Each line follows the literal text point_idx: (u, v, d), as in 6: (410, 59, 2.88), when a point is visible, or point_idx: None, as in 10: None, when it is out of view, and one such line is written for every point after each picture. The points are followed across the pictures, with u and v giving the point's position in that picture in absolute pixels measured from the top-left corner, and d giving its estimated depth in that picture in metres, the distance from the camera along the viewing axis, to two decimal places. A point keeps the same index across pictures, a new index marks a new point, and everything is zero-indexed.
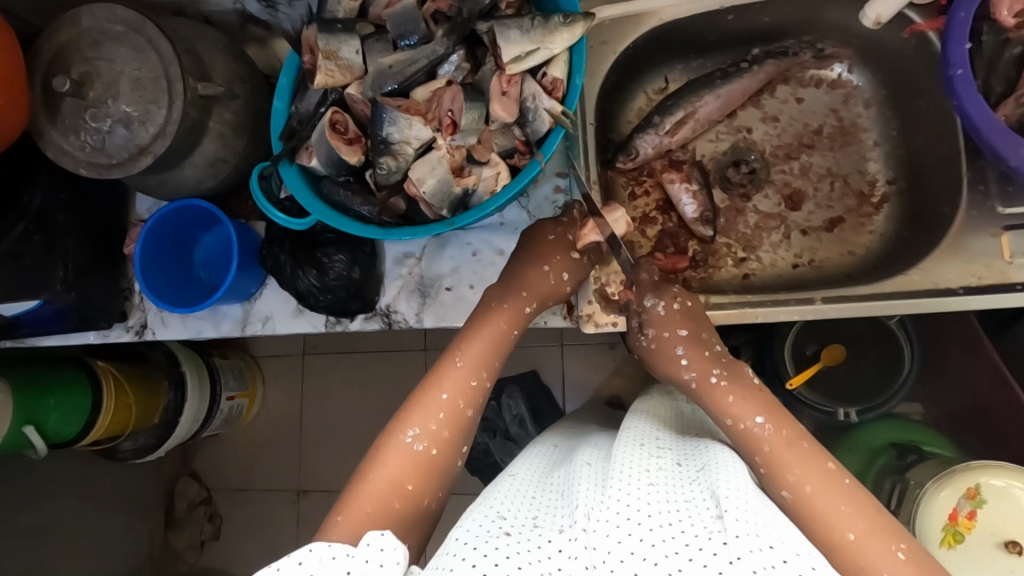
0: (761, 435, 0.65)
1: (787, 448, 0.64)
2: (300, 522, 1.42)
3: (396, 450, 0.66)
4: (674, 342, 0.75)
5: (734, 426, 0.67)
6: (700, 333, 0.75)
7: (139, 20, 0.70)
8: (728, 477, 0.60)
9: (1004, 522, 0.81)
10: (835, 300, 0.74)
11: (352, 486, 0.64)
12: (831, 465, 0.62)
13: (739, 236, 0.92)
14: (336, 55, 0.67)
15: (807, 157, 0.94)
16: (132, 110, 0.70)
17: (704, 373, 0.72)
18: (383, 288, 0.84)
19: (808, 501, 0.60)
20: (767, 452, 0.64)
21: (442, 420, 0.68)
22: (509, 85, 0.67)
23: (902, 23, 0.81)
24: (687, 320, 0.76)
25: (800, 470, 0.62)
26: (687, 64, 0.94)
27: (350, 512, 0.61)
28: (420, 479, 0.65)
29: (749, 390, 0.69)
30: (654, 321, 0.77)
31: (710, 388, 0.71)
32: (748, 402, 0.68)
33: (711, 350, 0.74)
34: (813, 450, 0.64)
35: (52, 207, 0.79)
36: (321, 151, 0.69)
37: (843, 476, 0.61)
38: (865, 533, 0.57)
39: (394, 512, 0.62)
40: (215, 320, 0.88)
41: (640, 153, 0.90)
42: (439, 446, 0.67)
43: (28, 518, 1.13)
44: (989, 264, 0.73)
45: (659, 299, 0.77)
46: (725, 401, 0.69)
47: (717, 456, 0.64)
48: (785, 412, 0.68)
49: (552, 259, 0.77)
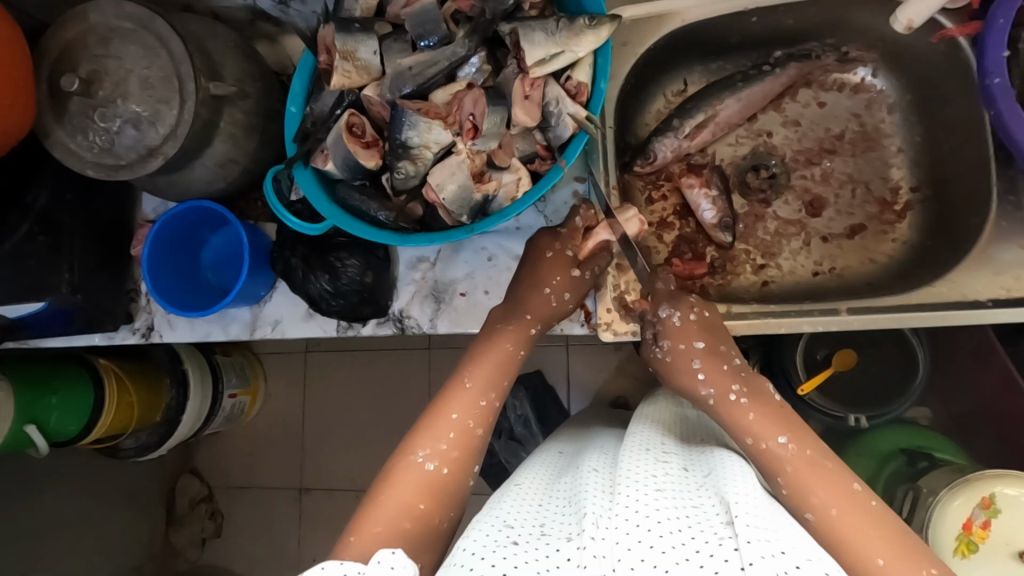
0: (783, 455, 0.63)
1: (810, 470, 0.62)
2: (302, 520, 1.41)
3: (408, 471, 0.64)
4: (690, 355, 0.73)
5: (755, 445, 0.65)
6: (718, 346, 0.74)
7: (148, 17, 0.68)
8: (737, 481, 0.58)
9: (1019, 532, 0.79)
10: (860, 311, 0.73)
11: (363, 509, 0.63)
12: (857, 485, 0.60)
13: (758, 242, 0.91)
14: (354, 56, 0.65)
15: (828, 163, 0.92)
16: (142, 110, 0.68)
17: (722, 390, 0.70)
18: (397, 292, 0.82)
19: (834, 524, 0.58)
20: (791, 473, 0.62)
21: (452, 440, 0.67)
22: (532, 89, 0.65)
23: (931, 28, 0.79)
24: (703, 332, 0.75)
25: (824, 493, 0.60)
26: (707, 66, 0.92)
27: (363, 533, 0.59)
28: (431, 498, 0.63)
29: (768, 408, 0.67)
30: (668, 333, 0.75)
31: (730, 406, 0.69)
32: (769, 421, 0.65)
33: (730, 364, 0.72)
34: (838, 470, 0.62)
35: (57, 207, 0.77)
36: (338, 154, 0.67)
37: (870, 499, 0.59)
38: (894, 559, 0.55)
39: (405, 532, 0.60)
40: (223, 323, 0.86)
41: (658, 156, 0.89)
42: (450, 465, 0.66)
43: (28, 516, 1.11)
44: (1019, 276, 0.72)
45: (674, 310, 0.75)
46: (746, 418, 0.67)
47: (725, 461, 0.63)
48: (807, 430, 0.66)
49: (553, 281, 0.76)
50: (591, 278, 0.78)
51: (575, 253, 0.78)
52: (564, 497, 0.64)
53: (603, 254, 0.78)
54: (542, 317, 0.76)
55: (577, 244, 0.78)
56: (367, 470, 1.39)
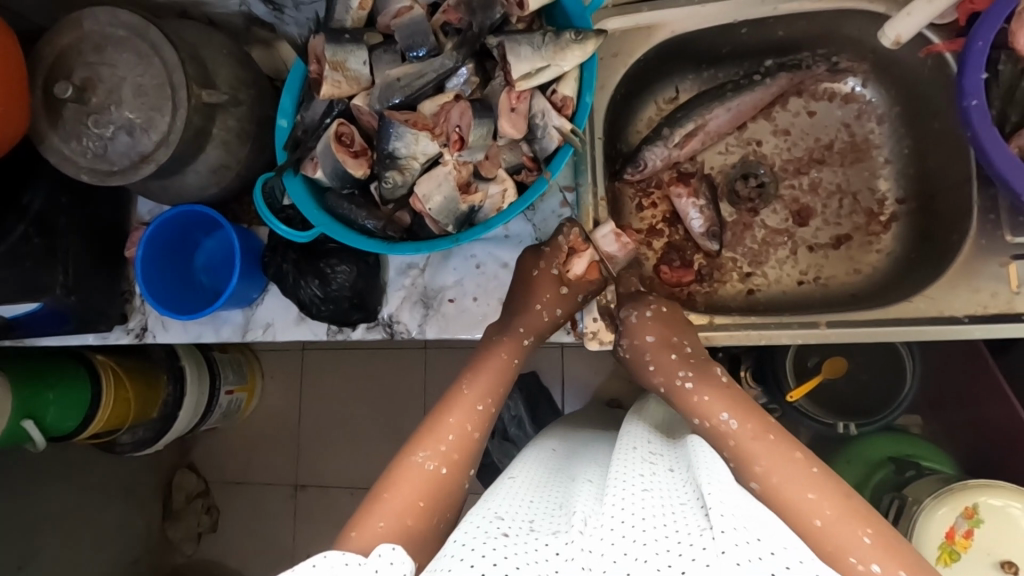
0: (727, 431, 0.65)
1: (753, 440, 0.63)
2: (298, 516, 1.42)
3: (408, 470, 0.65)
4: (645, 348, 0.76)
5: (702, 424, 0.67)
6: (671, 337, 0.76)
7: (142, 25, 0.69)
8: (716, 470, 0.58)
9: (1002, 542, 0.80)
10: (839, 325, 0.75)
11: (365, 506, 0.63)
12: (800, 454, 0.62)
13: (745, 252, 0.93)
14: (344, 66, 0.66)
15: (817, 173, 0.94)
16: (134, 117, 0.69)
17: (671, 376, 0.73)
18: (387, 298, 0.84)
19: (772, 490, 0.59)
20: (734, 445, 0.64)
21: (451, 442, 0.68)
22: (518, 102, 0.66)
23: (920, 43, 0.80)
24: (658, 326, 0.77)
25: (767, 461, 0.61)
26: (699, 75, 0.93)
27: (364, 528, 0.60)
28: (431, 496, 0.64)
29: (717, 387, 0.69)
30: (627, 331, 0.78)
31: (678, 390, 0.71)
32: (715, 400, 0.68)
33: (681, 352, 0.75)
34: (780, 441, 0.63)
35: (53, 210, 0.78)
36: (327, 163, 0.68)
37: (812, 465, 0.60)
38: (831, 519, 0.56)
39: (407, 529, 0.61)
40: (215, 325, 0.87)
41: (648, 165, 0.90)
42: (449, 466, 0.67)
43: (25, 512, 1.13)
44: (996, 292, 0.73)
45: (631, 310, 0.79)
46: (695, 400, 0.69)
47: (702, 449, 0.62)
48: (756, 407, 0.68)
49: (544, 298, 0.78)
50: (581, 300, 0.80)
51: (560, 272, 0.78)
52: (555, 501, 0.64)
53: (597, 277, 0.80)
54: (536, 329, 0.78)
55: (562, 263, 0.79)
56: (363, 468, 1.40)
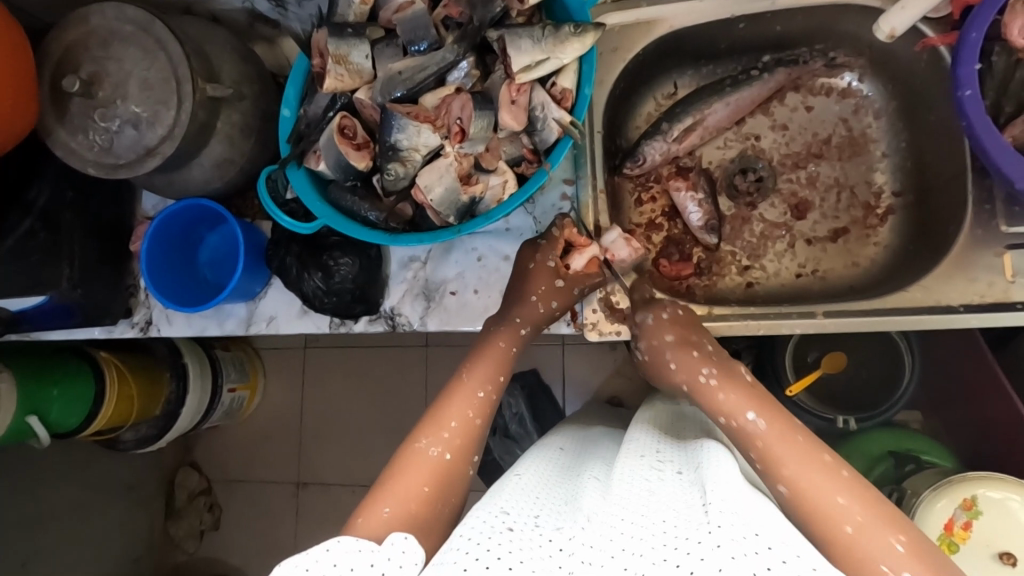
0: (754, 431, 0.63)
1: (781, 443, 0.61)
2: (300, 513, 1.43)
3: (414, 459, 0.66)
4: (664, 350, 0.75)
5: (727, 424, 0.65)
6: (690, 335, 0.75)
7: (148, 20, 0.70)
8: (719, 472, 0.58)
9: (1001, 534, 0.80)
10: (836, 314, 0.76)
11: (370, 496, 0.64)
12: (828, 457, 0.60)
13: (744, 245, 0.94)
14: (346, 59, 0.68)
15: (814, 167, 0.95)
16: (140, 111, 0.70)
17: (693, 373, 0.71)
18: (388, 291, 0.85)
19: (804, 497, 0.57)
20: (762, 447, 0.61)
21: (455, 428, 0.69)
22: (518, 94, 0.67)
23: (915, 36, 0.81)
24: (677, 327, 0.76)
25: (796, 464, 0.59)
26: (698, 70, 0.94)
27: (370, 514, 0.60)
28: (435, 482, 0.64)
29: (739, 385, 0.67)
30: (644, 333, 0.77)
31: (701, 388, 0.70)
32: (740, 399, 0.65)
33: (702, 351, 0.73)
34: (808, 443, 0.61)
35: (58, 204, 0.79)
36: (330, 156, 0.69)
37: (842, 469, 0.58)
38: (863, 526, 0.54)
39: (412, 516, 0.61)
40: (220, 319, 0.89)
41: (647, 159, 0.91)
42: (453, 451, 0.67)
43: (29, 508, 1.14)
44: (992, 283, 0.74)
45: (648, 312, 0.77)
46: (717, 398, 0.67)
47: (711, 453, 0.63)
48: (781, 407, 0.66)
49: (539, 289, 0.78)
50: (578, 293, 0.80)
51: (558, 264, 0.79)
52: (560, 497, 0.63)
53: (597, 272, 0.79)
54: (532, 320, 0.79)
55: (560, 257, 0.79)
56: (365, 465, 1.41)
